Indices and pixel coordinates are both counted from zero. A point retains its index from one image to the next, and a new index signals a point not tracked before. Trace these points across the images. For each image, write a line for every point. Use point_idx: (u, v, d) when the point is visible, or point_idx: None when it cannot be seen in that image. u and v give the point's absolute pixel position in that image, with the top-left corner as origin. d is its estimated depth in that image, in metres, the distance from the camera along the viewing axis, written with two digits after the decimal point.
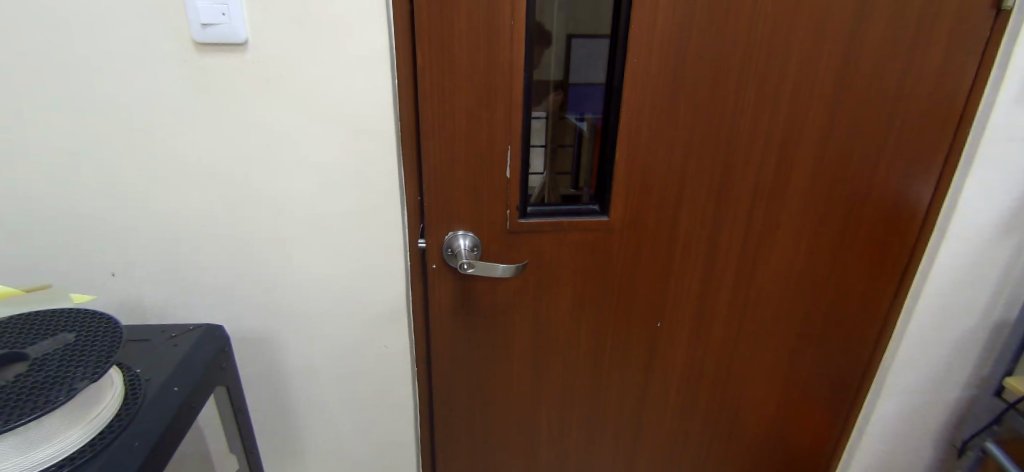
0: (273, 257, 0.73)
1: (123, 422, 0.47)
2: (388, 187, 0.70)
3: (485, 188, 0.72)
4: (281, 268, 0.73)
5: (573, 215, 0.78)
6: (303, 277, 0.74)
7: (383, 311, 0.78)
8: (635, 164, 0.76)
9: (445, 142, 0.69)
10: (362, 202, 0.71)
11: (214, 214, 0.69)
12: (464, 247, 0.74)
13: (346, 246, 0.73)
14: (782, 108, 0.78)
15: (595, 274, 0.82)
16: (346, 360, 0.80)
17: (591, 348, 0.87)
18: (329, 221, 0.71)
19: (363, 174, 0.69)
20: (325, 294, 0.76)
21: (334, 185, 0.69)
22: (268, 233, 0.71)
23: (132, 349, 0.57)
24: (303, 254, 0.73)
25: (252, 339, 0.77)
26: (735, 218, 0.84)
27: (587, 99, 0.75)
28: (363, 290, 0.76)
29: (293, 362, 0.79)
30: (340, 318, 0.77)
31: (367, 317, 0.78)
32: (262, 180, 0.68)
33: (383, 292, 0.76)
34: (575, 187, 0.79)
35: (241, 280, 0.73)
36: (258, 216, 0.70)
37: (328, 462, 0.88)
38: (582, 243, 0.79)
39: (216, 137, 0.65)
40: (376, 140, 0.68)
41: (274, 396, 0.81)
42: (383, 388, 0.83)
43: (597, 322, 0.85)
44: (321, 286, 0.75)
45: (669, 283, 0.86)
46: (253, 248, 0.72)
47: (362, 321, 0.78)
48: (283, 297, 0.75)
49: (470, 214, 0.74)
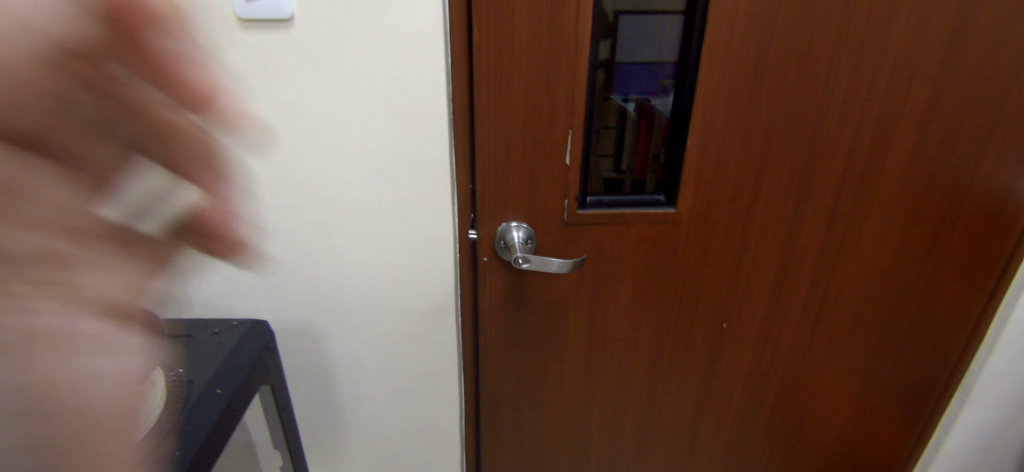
0: (316, 248, 0.69)
1: (165, 427, 0.44)
2: (438, 175, 0.66)
3: (543, 176, 0.66)
4: (325, 259, 0.70)
5: (624, 205, 0.70)
6: (347, 269, 0.70)
7: (430, 305, 0.74)
8: (710, 152, 0.68)
9: (501, 128, 0.63)
10: (410, 190, 0.66)
11: (256, 202, 0.65)
12: (519, 240, 0.68)
13: (392, 237, 0.69)
14: (882, 88, 0.67)
15: (657, 271, 0.75)
16: (391, 353, 0.77)
17: (647, 350, 0.81)
18: (375, 210, 0.67)
19: (411, 160, 0.64)
20: (370, 286, 0.72)
21: (381, 172, 0.65)
22: (311, 222, 0.67)
23: (176, 346, 0.54)
24: (348, 245, 0.69)
25: (296, 330, 0.74)
26: (817, 214, 0.75)
27: (634, 80, 0.65)
28: (410, 284, 0.72)
29: (337, 355, 0.76)
30: (386, 312, 0.74)
31: (414, 311, 0.74)
32: (304, 166, 0.64)
33: (430, 285, 0.72)
34: (619, 169, 0.70)
35: (285, 270, 0.70)
36: (301, 204, 0.66)
37: (372, 456, 0.85)
38: (646, 235, 0.72)
39: (258, 120, 0.61)
40: (427, 124, 0.63)
41: (318, 386, 0.79)
42: (428, 382, 0.80)
43: (656, 322, 0.78)
44: (367, 277, 0.71)
45: (738, 283, 0.78)
46: (296, 238, 0.68)
47: (408, 316, 0.74)
48: (326, 289, 0.72)
49: (526, 203, 0.68)
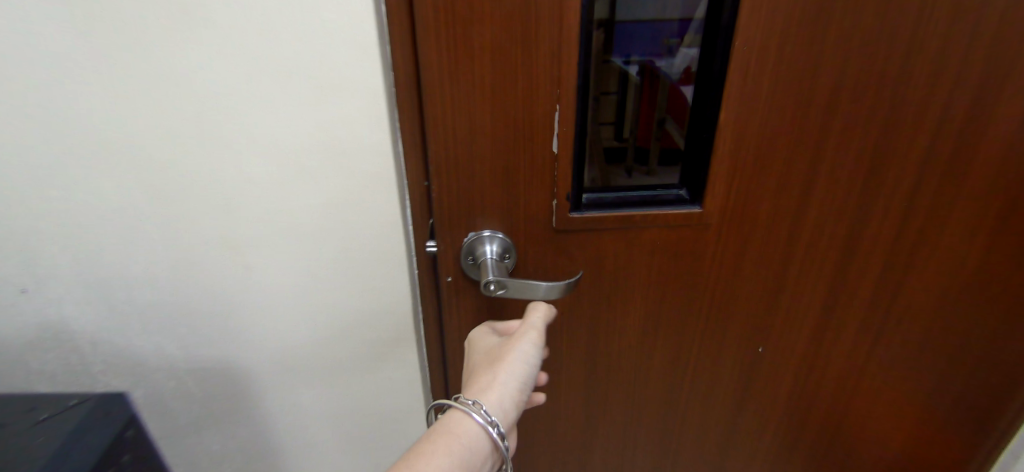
0: (228, 267, 0.55)
1: None
2: (377, 174, 0.51)
3: (521, 176, 0.49)
4: (243, 280, 0.56)
5: (629, 187, 0.52)
6: (273, 290, 0.57)
7: (382, 328, 0.61)
8: (750, 137, 0.49)
9: (461, 113, 0.45)
10: (341, 193, 0.52)
11: (150, 217, 0.52)
12: (492, 255, 0.51)
13: (325, 251, 0.55)
14: (1006, 34, 0.47)
15: (676, 287, 0.58)
16: (340, 383, 0.65)
17: (660, 381, 0.65)
18: (298, 218, 0.53)
19: (340, 155, 0.50)
20: (309, 308, 0.58)
21: (303, 172, 0.51)
22: (218, 235, 0.53)
23: None
24: (269, 262, 0.55)
25: (225, 366, 0.61)
26: (896, 212, 0.55)
27: (639, 39, 0.47)
28: (354, 304, 0.59)
29: (274, 389, 0.64)
30: (329, 337, 0.61)
31: (363, 335, 0.61)
32: (200, 166, 0.50)
33: (380, 304, 0.59)
34: (622, 139, 0.52)
35: (193, 295, 0.56)
36: (203, 214, 0.52)
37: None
38: (662, 247, 0.55)
39: (137, 112, 0.47)
40: (357, 108, 0.48)
41: (256, 425, 0.66)
42: (390, 413, 0.68)
43: (673, 353, 0.63)
44: (302, 298, 0.58)
45: (779, 304, 0.61)
46: (200, 256, 0.54)
47: (356, 340, 0.62)
48: (249, 314, 0.58)
49: (499, 206, 0.50)
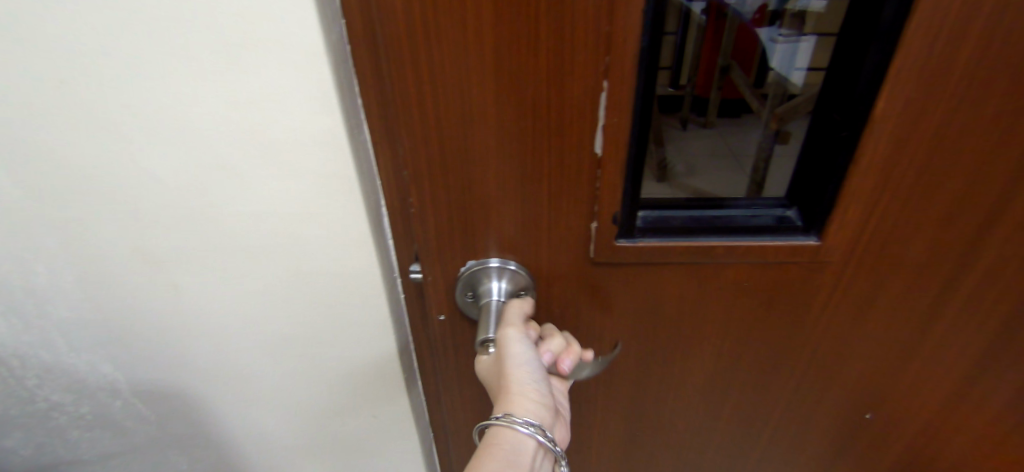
0: (147, 296, 0.40)
1: None
2: (332, 179, 0.33)
3: (546, 188, 0.33)
4: (170, 312, 0.41)
5: (683, 142, 0.35)
6: (213, 327, 0.42)
7: (362, 375, 0.45)
8: (920, 141, 0.30)
9: (452, 98, 0.29)
10: (282, 204, 0.34)
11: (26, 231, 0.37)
12: (500, 296, 0.37)
13: (273, 280, 0.39)
14: None
15: (763, 347, 0.41)
16: (314, 431, 0.51)
17: (721, 452, 0.49)
18: (227, 238, 0.36)
19: (270, 151, 0.32)
20: (260, 349, 0.44)
21: (221, 173, 0.33)
22: (123, 255, 0.38)
23: None
24: (199, 292, 0.40)
25: (172, 404, 0.49)
26: None
27: None
28: (321, 346, 0.43)
29: (237, 433, 0.51)
30: (295, 381, 0.46)
31: (338, 382, 0.46)
32: (71, 163, 0.33)
33: (356, 349, 0.43)
34: (699, 86, 0.33)
35: (113, 325, 0.43)
36: (96, 228, 0.36)
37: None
38: (745, 297, 0.38)
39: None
40: (284, 75, 0.29)
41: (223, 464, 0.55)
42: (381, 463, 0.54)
43: (738, 424, 0.47)
44: (252, 338, 0.43)
45: (913, 384, 0.42)
46: (108, 282, 0.39)
47: (330, 387, 0.47)
48: (188, 351, 0.44)
49: (511, 230, 0.35)
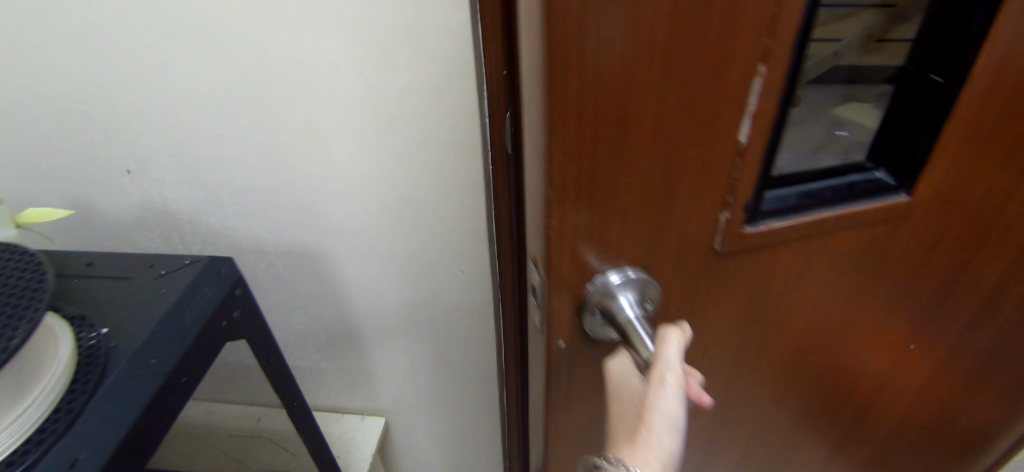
0: (306, 154, 0.61)
1: (81, 402, 0.38)
2: (452, 55, 0.53)
3: (691, 178, 0.31)
4: (321, 167, 0.62)
5: (790, 137, 0.35)
6: (347, 177, 0.62)
7: (449, 223, 0.65)
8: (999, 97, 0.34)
9: (607, 104, 0.27)
10: (417, 76, 0.54)
11: (230, 112, 0.58)
12: (630, 307, 0.34)
13: (402, 136, 0.58)
14: None
15: (842, 318, 0.43)
16: (399, 278, 0.71)
17: (799, 434, 0.52)
18: (372, 103, 0.56)
19: (413, 34, 0.52)
20: (378, 197, 0.64)
21: (380, 54, 0.53)
22: (299, 123, 0.58)
23: (123, 290, 0.48)
24: (342, 149, 0.60)
25: (299, 254, 0.70)
26: None
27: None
28: (422, 195, 0.63)
29: (348, 279, 0.72)
30: (397, 227, 0.66)
31: (431, 228, 0.66)
32: (277, 54, 0.54)
33: (449, 199, 0.63)
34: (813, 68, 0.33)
35: (272, 183, 0.64)
36: (284, 101, 0.57)
37: (405, 374, 0.83)
38: (857, 261, 0.39)
39: (215, 17, 0.52)
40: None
41: (328, 308, 0.75)
42: (451, 311, 0.74)
43: (810, 399, 0.49)
44: (373, 187, 0.63)
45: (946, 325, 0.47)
46: (280, 144, 0.60)
47: (423, 234, 0.67)
48: (325, 201, 0.65)
49: (643, 229, 0.32)
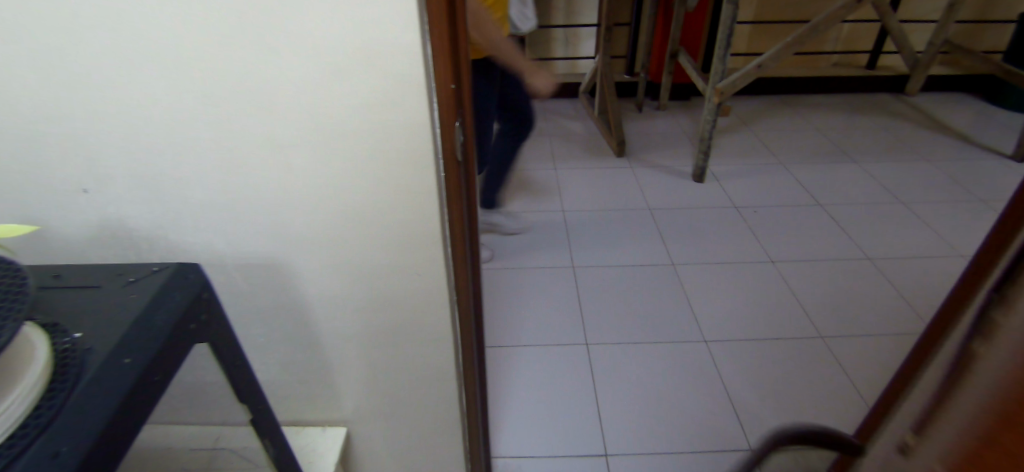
0: (265, 170, 0.62)
1: (48, 413, 0.35)
2: (408, 75, 0.54)
3: None
4: (281, 182, 0.63)
5: None
6: (307, 191, 0.64)
7: (410, 233, 0.67)
8: None
9: None
10: (377, 94, 0.56)
11: (190, 132, 0.59)
12: None
13: (359, 153, 0.60)
14: None
15: None
16: (362, 289, 0.73)
17: None
18: (332, 121, 0.58)
19: (371, 56, 0.53)
20: (337, 210, 0.65)
21: (339, 74, 0.54)
22: (257, 139, 0.60)
23: (77, 300, 0.45)
24: (302, 164, 0.61)
25: (260, 267, 0.71)
26: None
27: None
28: (383, 208, 0.65)
29: (309, 293, 0.73)
30: (358, 240, 0.68)
31: (391, 239, 0.68)
32: (234, 76, 0.55)
33: (408, 211, 0.65)
34: None
35: (232, 199, 0.64)
36: (244, 119, 0.58)
37: (367, 378, 0.83)
38: None
39: (171, 41, 0.53)
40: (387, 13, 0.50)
41: (292, 322, 0.76)
42: (413, 320, 0.77)
43: None
44: (334, 201, 0.64)
45: None
46: (239, 160, 0.61)
47: (383, 246, 0.69)
48: (284, 215, 0.66)
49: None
